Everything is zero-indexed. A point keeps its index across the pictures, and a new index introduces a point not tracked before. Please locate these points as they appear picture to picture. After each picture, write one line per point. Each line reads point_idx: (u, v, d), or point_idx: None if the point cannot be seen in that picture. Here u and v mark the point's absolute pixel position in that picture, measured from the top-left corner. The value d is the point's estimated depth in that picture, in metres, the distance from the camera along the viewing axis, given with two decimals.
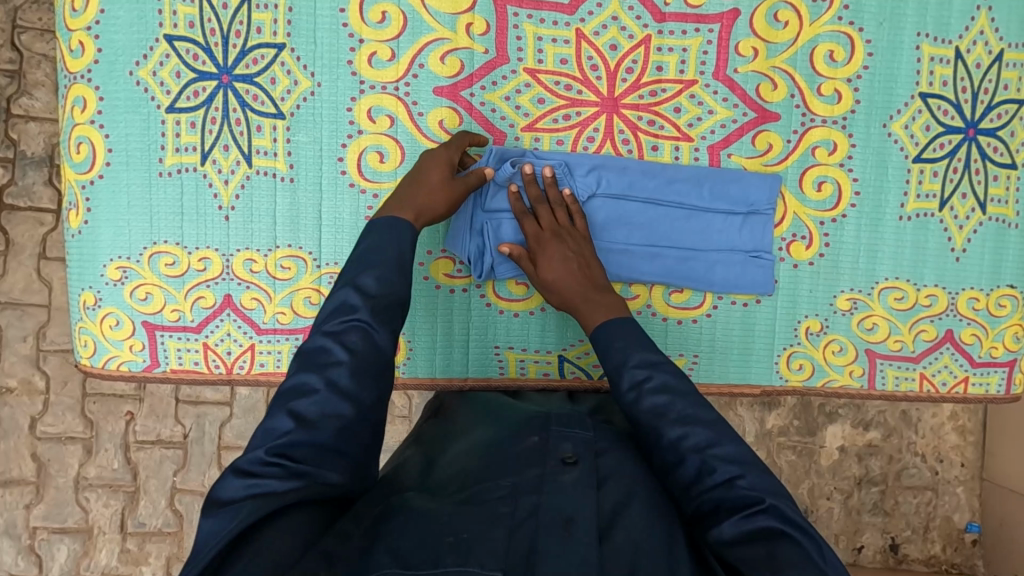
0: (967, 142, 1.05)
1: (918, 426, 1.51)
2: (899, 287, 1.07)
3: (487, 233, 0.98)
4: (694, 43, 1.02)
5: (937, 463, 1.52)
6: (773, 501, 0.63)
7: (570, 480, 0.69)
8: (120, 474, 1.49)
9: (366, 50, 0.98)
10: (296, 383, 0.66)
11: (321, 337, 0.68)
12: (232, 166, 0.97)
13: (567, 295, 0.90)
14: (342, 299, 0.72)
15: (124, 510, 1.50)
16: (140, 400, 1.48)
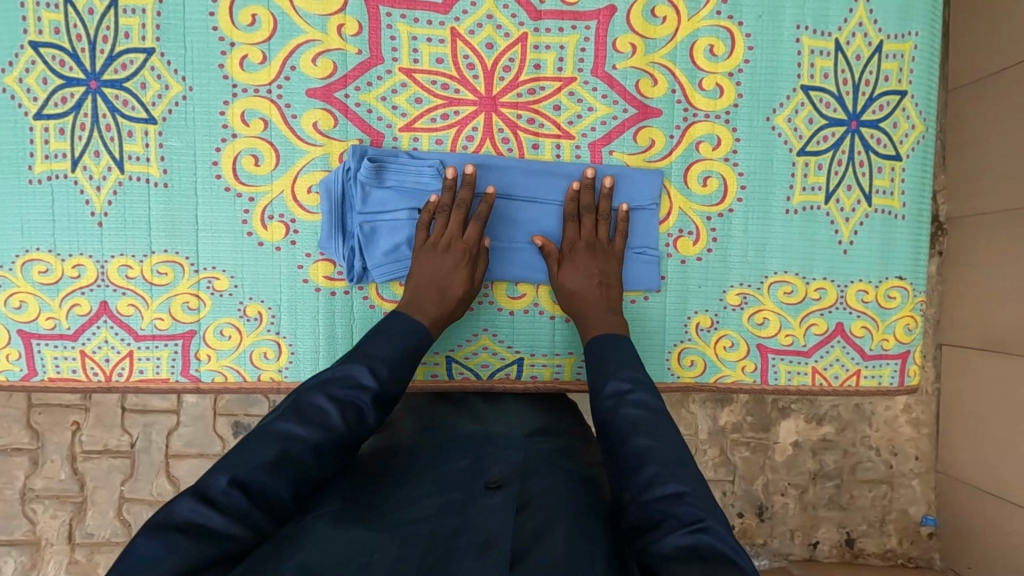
0: (850, 134, 1.04)
1: (873, 419, 1.50)
2: (789, 280, 1.06)
3: (359, 235, 0.99)
4: (571, 41, 1.02)
5: (891, 456, 1.51)
6: (713, 523, 0.60)
7: (493, 504, 0.64)
8: (68, 484, 1.49)
9: (237, 53, 0.97)
10: (280, 429, 0.66)
11: (323, 399, 0.70)
12: (103, 172, 0.97)
13: (591, 305, 0.94)
14: (350, 373, 0.75)
15: (72, 520, 1.49)
16: (86, 410, 1.49)
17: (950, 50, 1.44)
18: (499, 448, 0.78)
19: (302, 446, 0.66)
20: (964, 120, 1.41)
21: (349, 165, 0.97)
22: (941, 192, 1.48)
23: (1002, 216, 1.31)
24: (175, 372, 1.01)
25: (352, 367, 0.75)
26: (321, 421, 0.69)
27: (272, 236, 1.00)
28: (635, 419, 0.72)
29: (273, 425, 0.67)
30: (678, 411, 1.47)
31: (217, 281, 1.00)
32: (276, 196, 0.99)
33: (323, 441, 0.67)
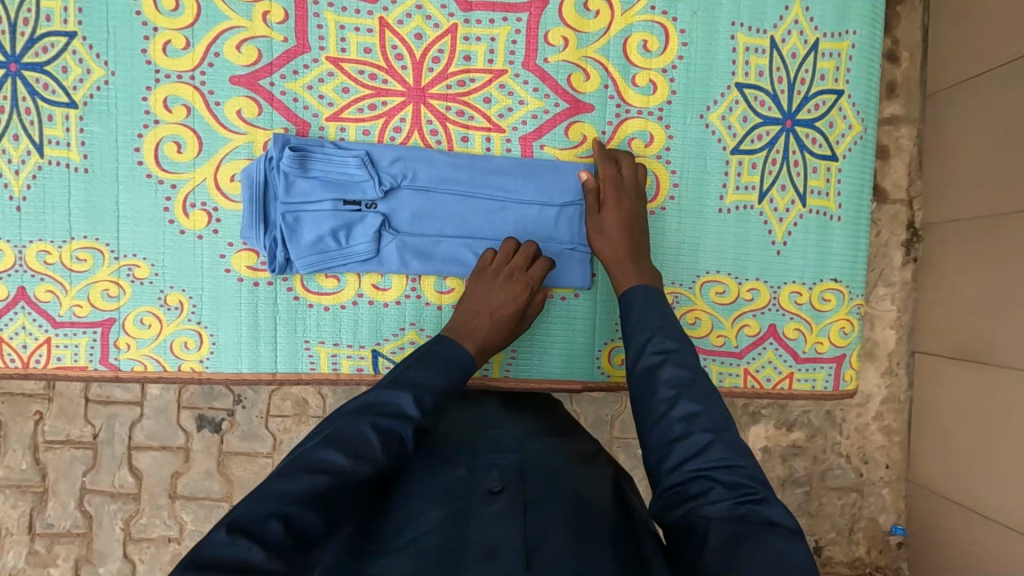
0: (785, 133, 1.03)
1: (843, 427, 1.48)
2: (721, 280, 1.05)
3: (281, 225, 0.96)
4: (502, 32, 1.01)
5: (862, 464, 1.49)
6: (766, 496, 0.63)
7: (495, 510, 0.63)
8: (28, 474, 1.47)
9: (160, 39, 0.96)
10: (318, 459, 0.63)
11: (365, 426, 0.68)
12: (22, 156, 0.96)
13: (620, 260, 0.93)
14: (397, 401, 0.72)
15: (32, 510, 1.48)
16: (49, 400, 1.47)
17: (927, 55, 1.41)
18: (494, 450, 0.73)
19: (342, 479, 0.62)
20: (942, 124, 1.38)
21: (271, 153, 0.95)
22: (917, 197, 1.45)
23: (975, 224, 1.29)
24: (94, 360, 0.99)
25: (397, 397, 0.72)
26: (360, 452, 0.65)
27: (194, 224, 0.99)
28: (679, 380, 0.74)
29: (311, 455, 0.63)
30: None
31: (137, 269, 0.99)
32: (198, 184, 0.98)
33: (362, 475, 0.64)
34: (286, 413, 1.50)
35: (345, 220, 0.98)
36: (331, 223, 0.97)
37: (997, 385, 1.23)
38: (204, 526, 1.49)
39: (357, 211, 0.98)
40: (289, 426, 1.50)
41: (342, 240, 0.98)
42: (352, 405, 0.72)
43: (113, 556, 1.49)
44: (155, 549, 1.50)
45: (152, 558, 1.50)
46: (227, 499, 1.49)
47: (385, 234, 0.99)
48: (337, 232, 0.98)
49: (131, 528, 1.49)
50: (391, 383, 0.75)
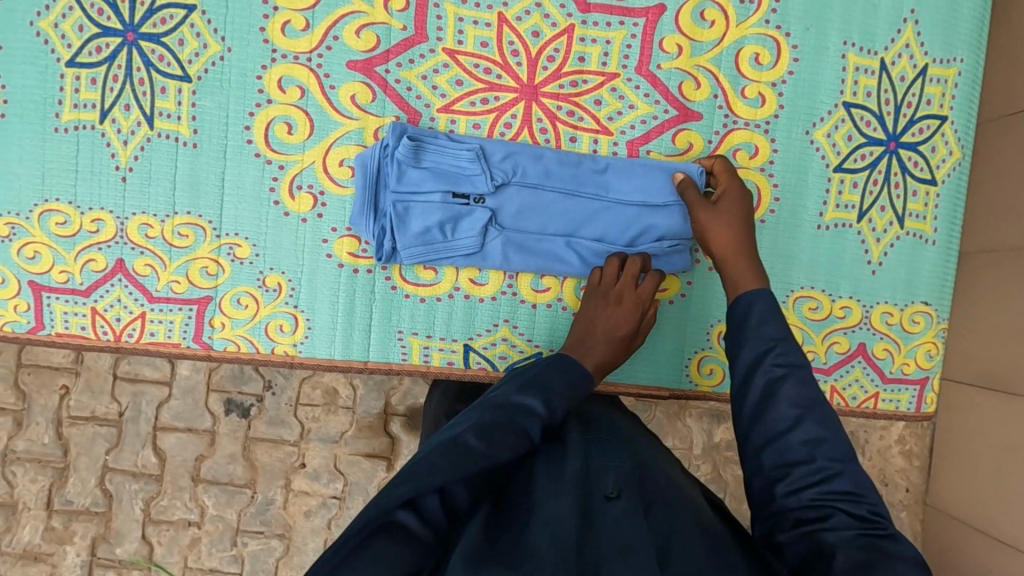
0: (887, 155, 1.04)
1: (863, 447, 1.47)
2: (814, 297, 1.06)
3: (392, 214, 0.96)
4: (618, 36, 1.01)
5: (881, 485, 1.53)
6: (889, 528, 0.66)
7: (617, 513, 0.69)
8: (50, 449, 1.47)
9: (279, 18, 0.95)
10: (460, 442, 0.70)
11: (498, 418, 0.74)
12: (132, 127, 0.94)
13: (736, 253, 0.92)
14: (527, 403, 0.77)
15: (51, 486, 1.47)
16: (76, 374, 1.47)
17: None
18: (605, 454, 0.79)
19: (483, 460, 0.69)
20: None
21: (388, 142, 0.95)
22: None
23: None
24: (187, 338, 0.98)
25: (525, 398, 0.77)
26: (497, 441, 0.71)
27: (299, 207, 0.98)
28: (803, 399, 0.74)
29: (458, 437, 0.70)
30: (673, 424, 1.44)
31: (238, 248, 0.98)
32: (306, 166, 0.97)
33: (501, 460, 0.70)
34: (315, 403, 1.49)
35: (452, 215, 0.98)
36: (438, 218, 0.97)
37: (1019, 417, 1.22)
38: (226, 511, 1.48)
39: (462, 206, 0.99)
40: (318, 415, 1.49)
41: (445, 235, 0.98)
42: (490, 399, 0.79)
43: (131, 536, 1.48)
44: (174, 531, 1.48)
45: (170, 540, 1.48)
46: (250, 486, 1.48)
47: (490, 229, 1.00)
48: (439, 227, 0.98)
49: (151, 509, 1.48)
50: (524, 386, 0.80)
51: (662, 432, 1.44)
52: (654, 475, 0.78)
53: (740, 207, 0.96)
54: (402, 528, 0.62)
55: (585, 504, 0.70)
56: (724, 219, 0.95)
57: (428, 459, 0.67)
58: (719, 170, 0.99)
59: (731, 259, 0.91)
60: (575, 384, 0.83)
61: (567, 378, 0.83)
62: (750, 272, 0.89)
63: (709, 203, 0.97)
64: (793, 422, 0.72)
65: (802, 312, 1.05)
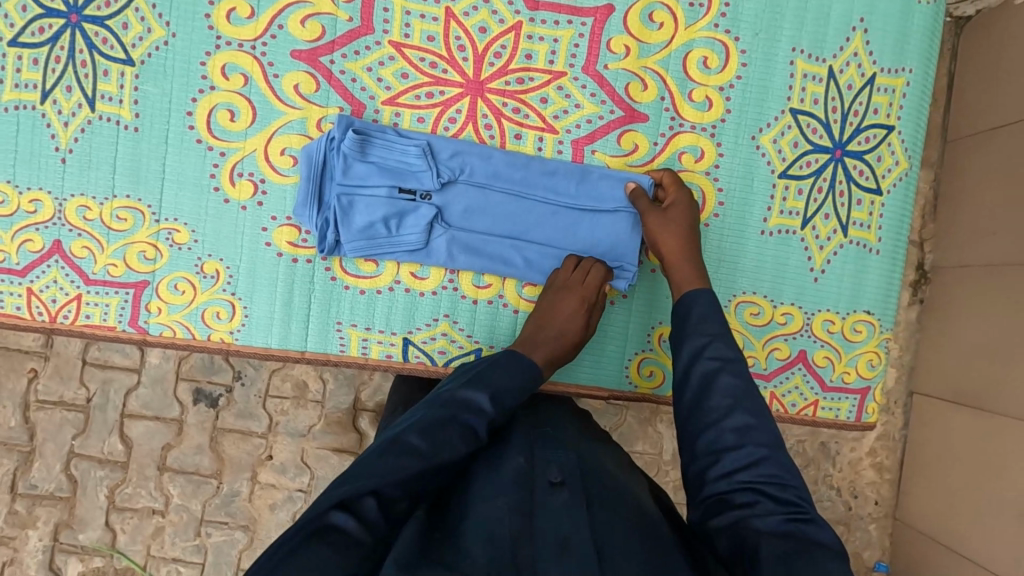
0: (833, 162, 1.04)
1: (836, 460, 1.49)
2: (756, 302, 1.06)
3: (335, 207, 0.96)
4: (566, 35, 1.01)
5: (851, 498, 1.50)
6: (814, 516, 0.67)
7: (561, 504, 0.68)
8: (16, 433, 1.45)
9: (225, 6, 0.95)
10: (402, 442, 0.69)
11: (438, 414, 0.74)
12: (73, 109, 0.94)
13: (682, 260, 0.94)
14: (470, 398, 0.77)
15: (15, 471, 1.46)
16: (45, 358, 1.46)
17: (952, 101, 1.43)
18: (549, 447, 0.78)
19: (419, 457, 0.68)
20: (960, 171, 1.40)
21: (334, 135, 0.95)
22: (929, 240, 1.47)
23: (985, 271, 1.30)
24: (123, 322, 0.98)
25: (468, 393, 0.78)
26: (439, 438, 0.71)
27: (239, 194, 0.98)
28: (736, 390, 0.76)
29: (400, 438, 0.70)
30: (644, 429, 1.42)
31: (177, 234, 0.98)
32: (247, 154, 0.97)
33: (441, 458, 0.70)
34: (284, 395, 1.48)
35: (398, 211, 0.98)
36: (384, 213, 0.97)
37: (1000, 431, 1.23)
38: (191, 502, 1.47)
39: (408, 204, 0.98)
40: (285, 408, 1.48)
41: (393, 231, 0.98)
42: (436, 396, 0.79)
43: (95, 523, 1.47)
44: (138, 520, 1.47)
45: (134, 529, 1.48)
46: (216, 476, 1.47)
47: (436, 226, 1.00)
48: (387, 223, 0.98)
49: (115, 496, 1.47)
50: (469, 381, 0.81)
51: (634, 437, 1.43)
52: (601, 468, 0.77)
53: (687, 216, 0.98)
54: (341, 531, 0.60)
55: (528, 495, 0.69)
56: (671, 229, 0.96)
57: (368, 462, 0.67)
58: (667, 182, 1.01)
59: (674, 269, 0.94)
60: (523, 377, 0.84)
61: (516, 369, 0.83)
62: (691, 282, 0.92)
63: (658, 211, 0.98)
64: (725, 411, 0.74)
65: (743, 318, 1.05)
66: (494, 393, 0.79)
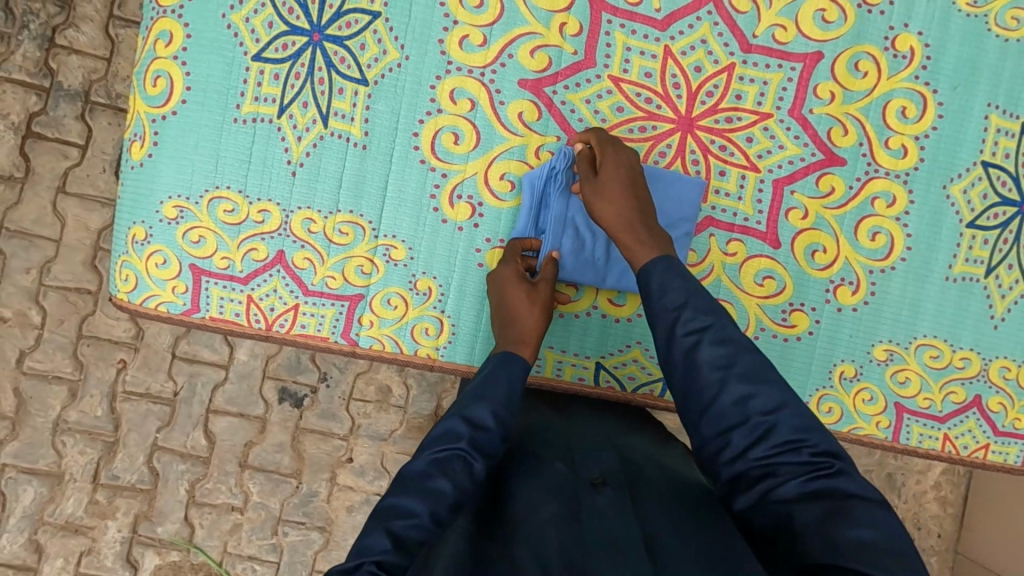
0: (1020, 216, 1.07)
1: (902, 491, 1.66)
2: (936, 345, 1.09)
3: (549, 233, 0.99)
4: (775, 78, 1.04)
5: (915, 530, 1.68)
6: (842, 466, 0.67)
7: (605, 501, 0.72)
8: (101, 422, 1.51)
9: (458, 33, 0.98)
10: (395, 505, 0.66)
11: (425, 461, 0.69)
12: (307, 124, 0.97)
13: (633, 225, 0.87)
14: (447, 427, 0.73)
15: (99, 460, 1.51)
16: (135, 349, 1.52)
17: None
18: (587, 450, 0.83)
19: (418, 516, 0.65)
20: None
21: (556, 165, 0.97)
22: None
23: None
24: (336, 333, 1.00)
25: (445, 422, 0.73)
26: (430, 487, 0.67)
27: (456, 215, 1.00)
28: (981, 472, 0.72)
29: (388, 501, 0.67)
30: None
31: (394, 250, 1.00)
32: (467, 177, 1.00)
33: (460, 495, 0.68)
34: (368, 399, 1.55)
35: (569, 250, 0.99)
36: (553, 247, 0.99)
37: None
38: (269, 500, 1.53)
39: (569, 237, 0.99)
40: (368, 411, 1.55)
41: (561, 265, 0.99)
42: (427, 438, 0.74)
43: (173, 517, 1.52)
44: (216, 515, 1.53)
45: (212, 524, 1.53)
46: (296, 476, 1.53)
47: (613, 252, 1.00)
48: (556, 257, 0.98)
49: (195, 491, 1.52)
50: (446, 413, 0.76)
51: None
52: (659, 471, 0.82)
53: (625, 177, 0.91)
54: None
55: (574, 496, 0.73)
56: (607, 195, 0.90)
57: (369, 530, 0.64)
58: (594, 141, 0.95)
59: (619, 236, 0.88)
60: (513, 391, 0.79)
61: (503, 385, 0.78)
62: (642, 245, 0.85)
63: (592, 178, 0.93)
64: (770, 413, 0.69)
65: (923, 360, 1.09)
66: (480, 412, 0.74)
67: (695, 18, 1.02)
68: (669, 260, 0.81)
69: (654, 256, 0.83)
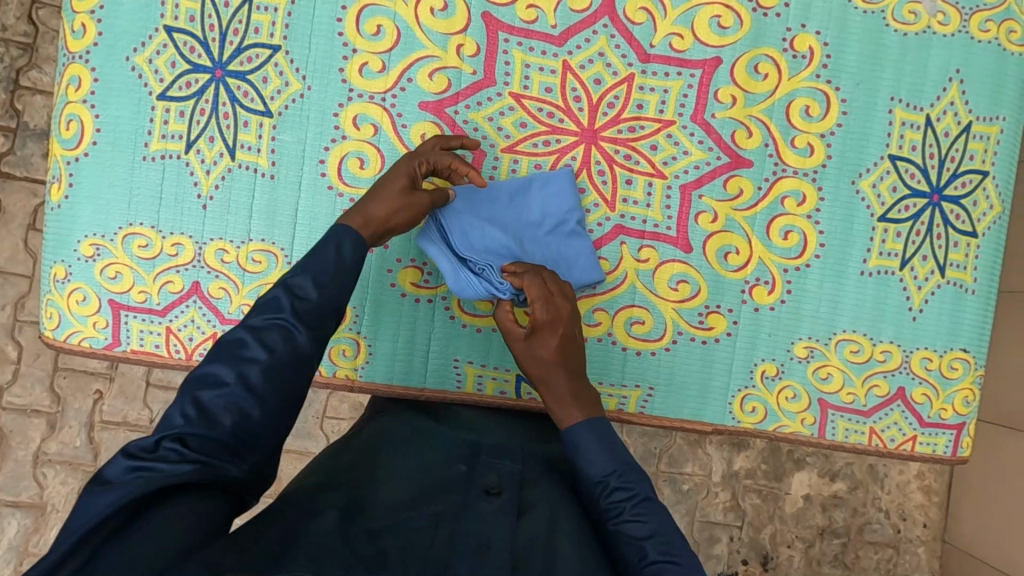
0: (932, 207, 1.08)
1: (885, 482, 1.67)
2: (856, 340, 1.10)
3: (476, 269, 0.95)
4: (675, 86, 1.05)
5: (900, 521, 1.67)
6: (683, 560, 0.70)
7: (491, 508, 0.70)
8: (81, 452, 1.55)
9: (358, 60, 1.01)
10: (206, 372, 0.67)
11: (241, 331, 0.69)
12: (215, 157, 1.00)
13: (563, 395, 0.84)
14: (273, 295, 0.73)
15: (80, 489, 1.54)
16: (111, 379, 1.56)
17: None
18: (496, 459, 0.82)
19: (229, 384, 0.66)
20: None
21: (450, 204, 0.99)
22: None
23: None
24: None
25: (271, 289, 0.73)
26: (245, 355, 0.68)
27: None
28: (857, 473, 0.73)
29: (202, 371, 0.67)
30: (695, 451, 1.65)
31: None
32: None
33: (277, 363, 0.69)
34: (343, 416, 1.57)
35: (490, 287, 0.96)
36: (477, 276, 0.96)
37: None
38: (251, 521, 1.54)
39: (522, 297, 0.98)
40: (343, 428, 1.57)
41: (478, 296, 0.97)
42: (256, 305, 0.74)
43: None
44: None
45: None
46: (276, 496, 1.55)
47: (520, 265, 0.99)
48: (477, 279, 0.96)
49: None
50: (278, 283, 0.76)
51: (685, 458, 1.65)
52: (557, 487, 0.80)
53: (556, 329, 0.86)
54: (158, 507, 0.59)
55: (463, 501, 0.71)
56: (541, 363, 0.86)
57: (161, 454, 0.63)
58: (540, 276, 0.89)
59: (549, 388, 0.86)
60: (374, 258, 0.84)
61: None
62: (569, 406, 0.83)
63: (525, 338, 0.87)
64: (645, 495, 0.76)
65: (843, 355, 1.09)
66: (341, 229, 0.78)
67: (591, 32, 1.04)
68: (598, 426, 0.81)
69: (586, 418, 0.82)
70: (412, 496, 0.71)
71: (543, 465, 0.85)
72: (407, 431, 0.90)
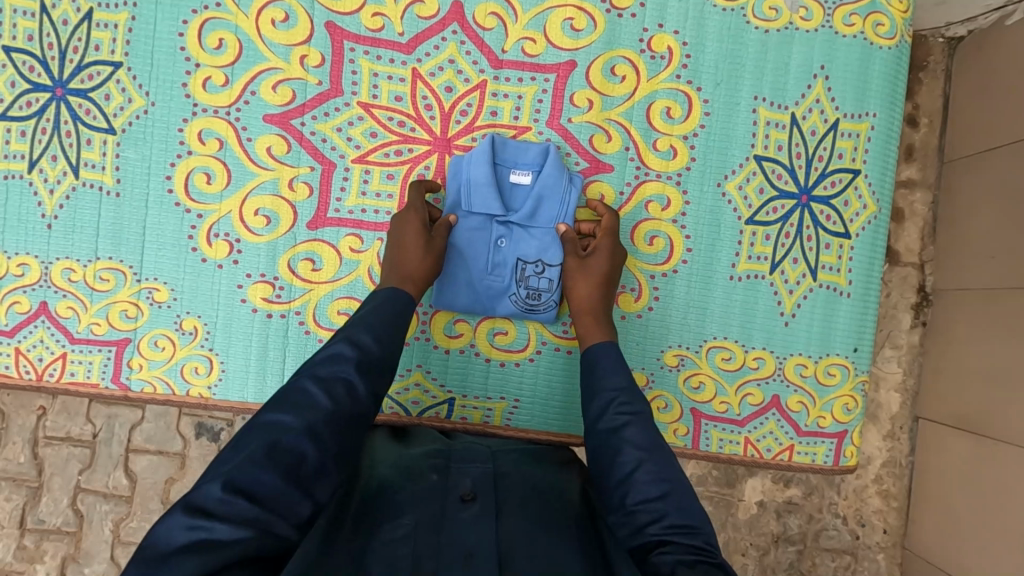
0: (800, 208, 1.05)
1: (841, 487, 1.41)
2: (727, 347, 1.06)
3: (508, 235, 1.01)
4: (529, 91, 1.03)
5: (858, 527, 1.41)
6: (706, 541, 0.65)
7: (470, 516, 0.70)
8: (24, 468, 1.37)
9: (201, 75, 1.00)
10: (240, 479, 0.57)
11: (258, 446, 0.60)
12: (58, 176, 0.99)
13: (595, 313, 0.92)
14: (280, 421, 0.63)
15: (24, 506, 1.37)
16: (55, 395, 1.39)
17: (948, 123, 1.37)
18: (464, 463, 0.81)
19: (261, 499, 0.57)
20: (957, 193, 1.33)
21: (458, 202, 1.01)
22: (929, 262, 1.39)
23: (983, 296, 1.25)
24: (105, 378, 1.01)
25: (280, 415, 0.63)
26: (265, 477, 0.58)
27: (216, 254, 1.01)
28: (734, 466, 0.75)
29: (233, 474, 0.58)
30: None
31: (158, 292, 1.01)
32: (223, 215, 1.01)
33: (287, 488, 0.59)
34: None
35: (485, 230, 1.01)
36: (497, 196, 0.99)
37: (999, 459, 1.18)
38: None
39: (512, 270, 1.02)
40: None
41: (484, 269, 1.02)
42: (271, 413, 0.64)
43: (99, 557, 1.37)
44: None
45: None
46: None
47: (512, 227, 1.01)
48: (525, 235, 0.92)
49: (120, 530, 1.37)
50: (287, 392, 0.67)
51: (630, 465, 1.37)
52: (539, 483, 0.79)
53: (608, 266, 0.96)
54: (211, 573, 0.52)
55: (440, 510, 0.71)
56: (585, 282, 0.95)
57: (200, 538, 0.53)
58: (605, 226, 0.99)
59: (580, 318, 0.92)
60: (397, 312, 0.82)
61: (395, 314, 0.82)
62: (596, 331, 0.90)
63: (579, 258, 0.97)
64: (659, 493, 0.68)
65: (713, 362, 1.06)
66: (365, 336, 0.74)
67: (439, 39, 1.02)
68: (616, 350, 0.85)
69: (604, 343, 0.86)
70: (383, 511, 0.71)
71: (518, 460, 0.86)
72: (381, 449, 0.87)
